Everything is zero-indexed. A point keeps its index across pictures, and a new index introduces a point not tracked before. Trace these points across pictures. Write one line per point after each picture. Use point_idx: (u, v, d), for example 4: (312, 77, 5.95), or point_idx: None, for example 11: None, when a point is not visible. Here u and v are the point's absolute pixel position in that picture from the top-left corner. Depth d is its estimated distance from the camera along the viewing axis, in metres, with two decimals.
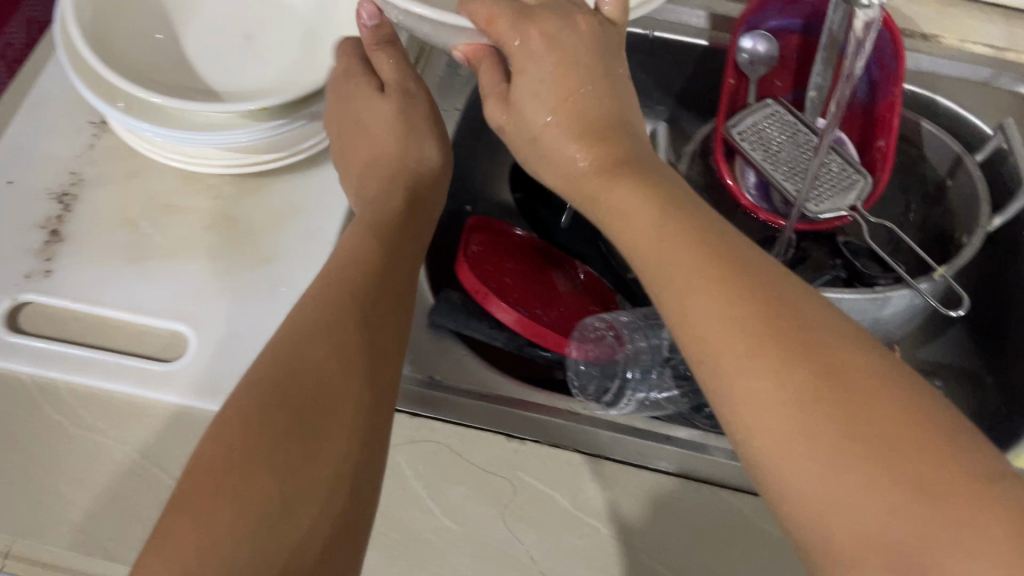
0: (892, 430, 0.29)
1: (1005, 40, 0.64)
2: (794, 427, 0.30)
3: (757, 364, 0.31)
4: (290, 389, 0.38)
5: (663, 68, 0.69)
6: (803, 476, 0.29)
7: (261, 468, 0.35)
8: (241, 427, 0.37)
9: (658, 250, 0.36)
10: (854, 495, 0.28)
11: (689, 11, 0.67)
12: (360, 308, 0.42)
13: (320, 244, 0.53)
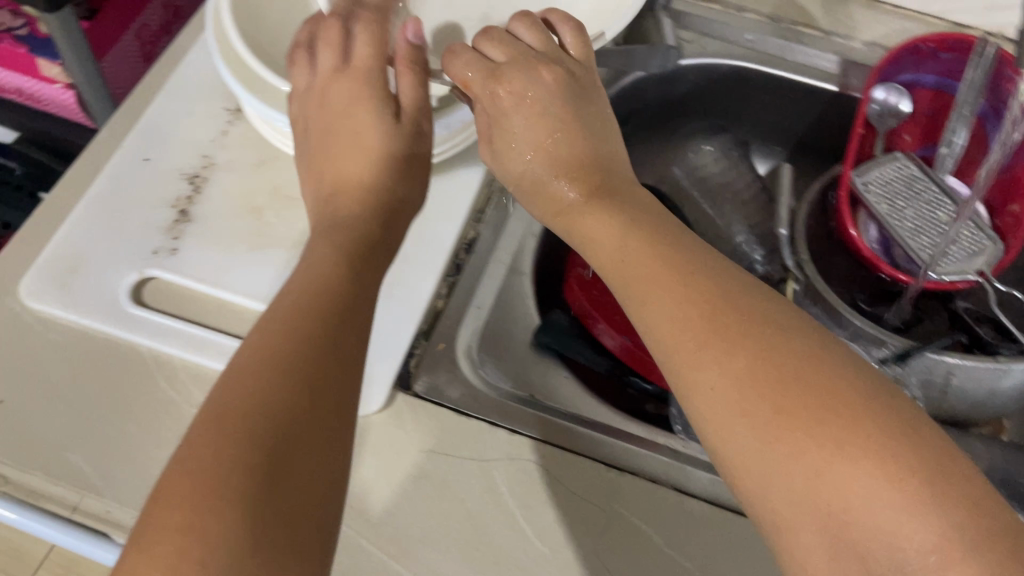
0: (811, 406, 0.32)
1: None
2: (733, 410, 0.33)
3: (709, 374, 0.34)
4: (289, 373, 0.35)
5: (786, 110, 0.68)
6: (735, 448, 0.32)
7: (262, 435, 0.33)
8: (239, 401, 0.34)
9: (624, 255, 0.40)
10: (778, 466, 0.31)
11: (821, 55, 0.66)
12: (338, 284, 0.41)
13: (437, 252, 0.55)
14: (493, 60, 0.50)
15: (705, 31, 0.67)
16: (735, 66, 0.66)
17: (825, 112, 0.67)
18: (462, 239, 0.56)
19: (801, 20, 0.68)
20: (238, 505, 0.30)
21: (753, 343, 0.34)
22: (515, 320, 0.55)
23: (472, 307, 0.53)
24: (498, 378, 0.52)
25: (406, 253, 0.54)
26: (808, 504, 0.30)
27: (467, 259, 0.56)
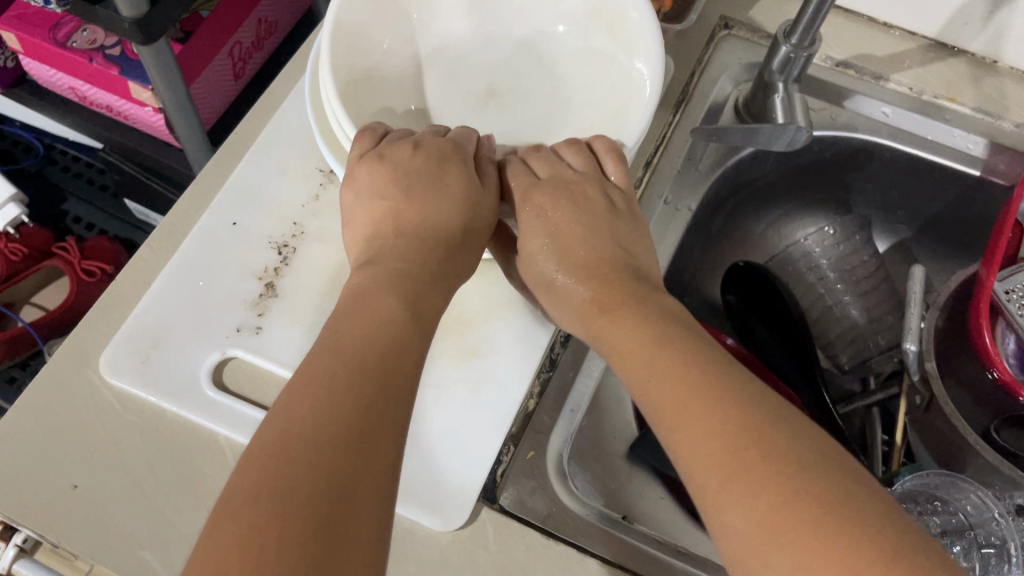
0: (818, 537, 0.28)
1: None
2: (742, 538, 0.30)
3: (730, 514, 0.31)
4: (349, 403, 0.33)
5: (919, 191, 0.62)
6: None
7: (319, 470, 0.30)
8: (298, 434, 0.31)
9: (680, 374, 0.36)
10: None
11: (966, 136, 0.60)
12: (397, 312, 0.38)
13: (532, 346, 0.51)
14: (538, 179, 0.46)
15: (837, 101, 0.62)
16: (867, 141, 0.60)
17: (964, 197, 0.60)
18: (559, 329, 0.52)
19: (945, 93, 0.61)
20: (298, 540, 0.27)
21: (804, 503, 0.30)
22: (610, 424, 0.52)
23: (566, 410, 0.50)
24: (589, 493, 0.48)
25: (500, 346, 0.51)
26: None
27: (563, 352, 0.52)
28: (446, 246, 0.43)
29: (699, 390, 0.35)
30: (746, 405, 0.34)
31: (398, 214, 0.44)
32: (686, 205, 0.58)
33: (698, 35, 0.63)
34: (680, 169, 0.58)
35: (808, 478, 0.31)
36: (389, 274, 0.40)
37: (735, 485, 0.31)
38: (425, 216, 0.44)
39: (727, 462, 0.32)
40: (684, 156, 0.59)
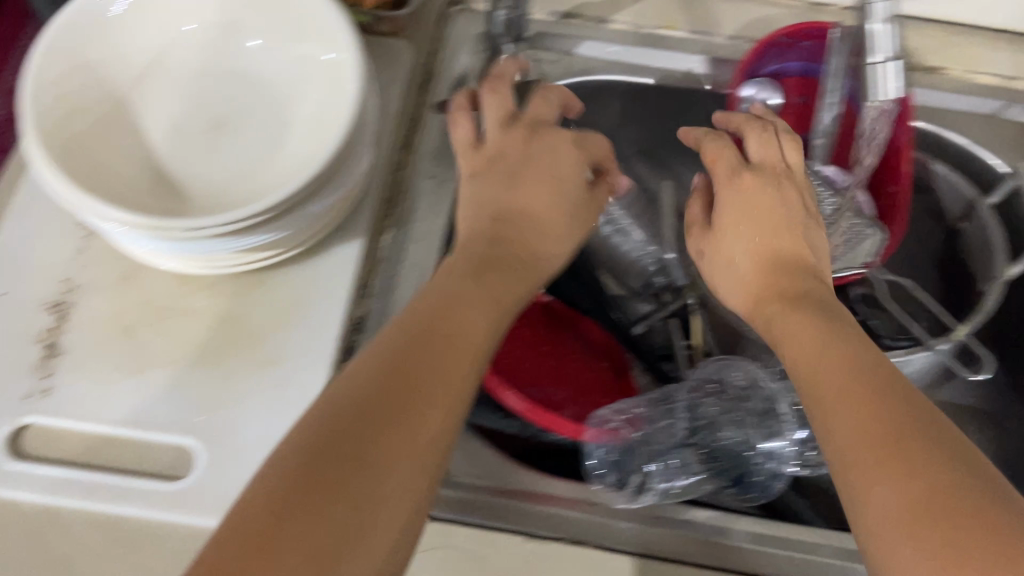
0: (929, 460, 0.32)
1: (1009, 69, 0.66)
2: (879, 481, 0.32)
3: (864, 465, 0.33)
4: (337, 428, 0.34)
5: (663, 114, 0.68)
6: (877, 516, 0.32)
7: (344, 473, 0.32)
8: (319, 433, 0.34)
9: (823, 354, 0.39)
10: (904, 533, 0.30)
11: (687, 58, 0.66)
12: (455, 314, 0.41)
13: (324, 339, 0.52)
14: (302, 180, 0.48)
15: (571, 50, 0.67)
16: (603, 81, 0.66)
17: (700, 108, 0.67)
18: (349, 319, 0.54)
19: (662, 23, 0.66)
20: (322, 537, 0.30)
21: (883, 437, 0.33)
22: None
23: None
24: None
25: (293, 350, 0.52)
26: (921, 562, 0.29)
27: (359, 338, 0.54)
28: (532, 248, 0.49)
29: (837, 364, 0.38)
30: (904, 384, 0.36)
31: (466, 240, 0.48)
32: (451, 176, 0.60)
33: (428, 15, 0.66)
34: (439, 142, 0.61)
35: (912, 426, 0.34)
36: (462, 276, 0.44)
37: (877, 447, 0.33)
38: (486, 233, 0.48)
39: (849, 401, 0.36)
40: (440, 131, 0.62)
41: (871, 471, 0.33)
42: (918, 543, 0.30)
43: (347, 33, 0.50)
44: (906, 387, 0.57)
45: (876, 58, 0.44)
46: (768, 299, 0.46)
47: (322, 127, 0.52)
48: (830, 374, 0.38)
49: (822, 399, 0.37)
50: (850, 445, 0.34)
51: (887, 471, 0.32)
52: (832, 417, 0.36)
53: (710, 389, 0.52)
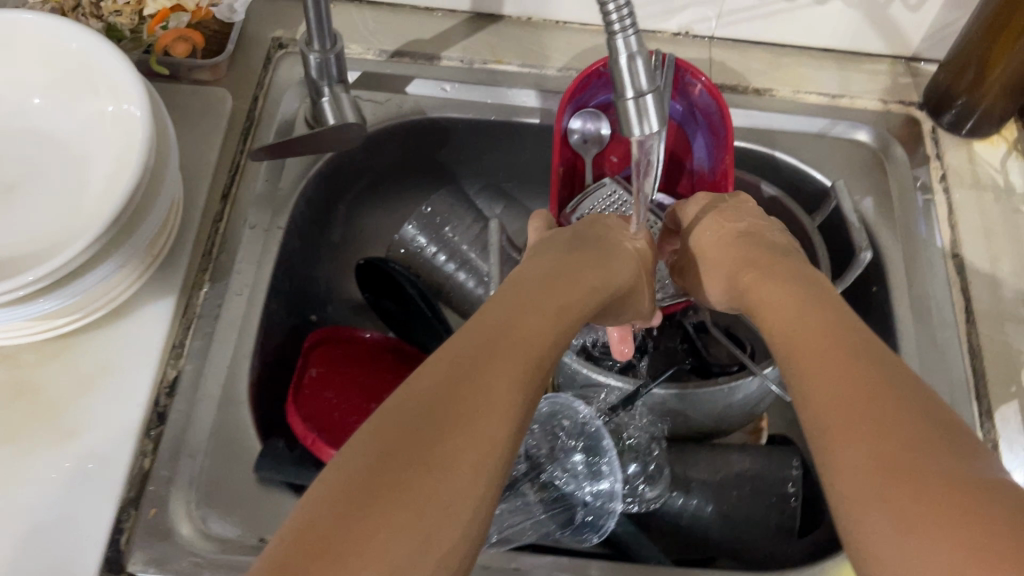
0: (877, 411, 0.34)
1: (836, 87, 0.67)
2: (852, 430, 0.34)
3: (839, 419, 0.34)
4: (411, 429, 0.32)
5: (502, 148, 0.68)
6: (840, 469, 0.33)
7: (431, 465, 0.31)
8: (394, 429, 0.32)
9: (802, 331, 0.41)
10: (883, 474, 0.31)
11: (518, 91, 0.65)
12: (502, 318, 0.40)
13: (131, 405, 0.50)
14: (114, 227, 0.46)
15: (400, 89, 0.65)
16: (437, 119, 0.65)
17: (539, 140, 0.67)
18: (161, 382, 0.52)
19: (491, 57, 0.66)
20: None
21: (894, 388, 0.35)
22: (234, 458, 0.50)
23: (183, 457, 0.50)
24: (224, 528, 0.48)
25: (97, 419, 0.49)
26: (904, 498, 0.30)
27: (170, 402, 0.51)
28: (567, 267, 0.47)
29: (817, 338, 0.40)
30: (864, 356, 0.37)
31: (572, 273, 0.46)
32: (277, 225, 0.59)
33: (254, 61, 0.64)
34: (262, 190, 0.59)
35: (908, 383, 0.35)
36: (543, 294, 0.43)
37: (853, 393, 0.35)
38: (568, 268, 0.46)
39: (838, 359, 0.37)
40: (264, 178, 0.60)
41: (843, 422, 0.34)
42: (884, 499, 0.31)
43: (136, 84, 0.49)
44: (746, 411, 0.56)
45: (630, 95, 0.37)
46: (761, 284, 0.47)
47: (111, 181, 0.50)
48: (816, 344, 0.39)
49: (812, 367, 0.38)
50: (825, 407, 0.35)
51: (859, 416, 0.34)
52: (812, 378, 0.38)
53: (545, 429, 0.54)
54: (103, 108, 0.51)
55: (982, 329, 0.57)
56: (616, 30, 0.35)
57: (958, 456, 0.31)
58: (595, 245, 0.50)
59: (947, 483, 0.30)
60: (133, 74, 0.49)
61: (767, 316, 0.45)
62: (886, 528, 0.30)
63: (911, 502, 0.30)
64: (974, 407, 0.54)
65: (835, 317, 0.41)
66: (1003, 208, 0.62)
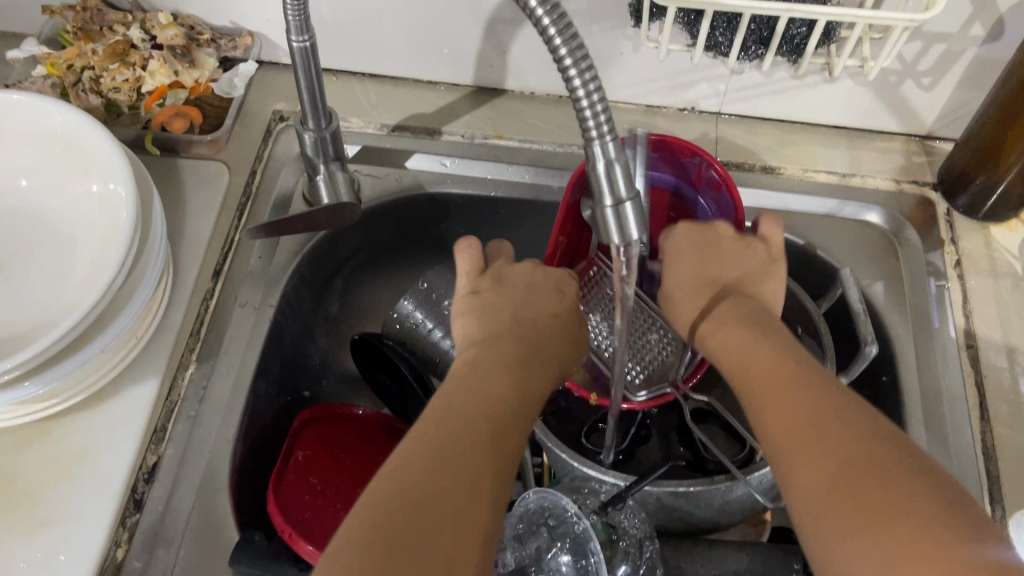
0: (822, 424, 0.39)
1: (847, 165, 0.66)
2: (796, 446, 0.39)
3: (788, 440, 0.40)
4: (407, 519, 0.35)
5: (502, 223, 0.67)
6: (795, 482, 0.38)
7: (438, 518, 0.36)
8: (390, 516, 0.35)
9: (753, 358, 0.45)
10: (825, 488, 0.37)
11: (515, 167, 0.64)
12: (460, 404, 0.43)
13: (106, 492, 0.49)
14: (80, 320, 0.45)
15: (400, 163, 0.65)
16: (435, 194, 0.64)
17: (540, 216, 0.65)
18: (140, 467, 0.50)
19: (492, 132, 0.65)
20: None
21: (827, 400, 0.40)
22: (209, 549, 0.49)
23: (159, 548, 0.48)
24: None
25: (70, 507, 0.48)
26: (853, 512, 0.35)
27: (149, 488, 0.50)
28: (515, 346, 0.51)
29: (770, 366, 0.44)
30: (813, 379, 0.42)
31: (514, 349, 0.50)
32: (268, 303, 0.58)
33: (254, 133, 0.64)
34: (254, 268, 0.59)
35: (843, 403, 0.40)
36: (491, 364, 0.48)
37: (794, 412, 0.40)
38: (513, 345, 0.51)
39: (781, 382, 0.43)
40: (258, 254, 0.59)
41: (789, 437, 0.40)
42: (831, 506, 0.36)
43: (123, 168, 0.48)
44: (746, 506, 0.53)
45: (607, 202, 0.35)
46: (716, 318, 0.51)
47: (99, 263, 0.49)
48: (764, 375, 0.44)
49: (761, 401, 0.43)
50: (778, 442, 0.40)
51: (800, 436, 0.39)
52: (761, 406, 0.43)
53: (535, 524, 0.51)
54: (91, 190, 0.51)
55: (998, 427, 0.54)
56: (593, 136, 0.34)
57: (889, 457, 0.37)
58: (530, 315, 0.54)
59: (883, 486, 0.35)
60: (122, 158, 0.49)
61: (729, 359, 0.47)
62: (835, 530, 0.35)
63: (856, 507, 0.35)
64: (988, 513, 0.51)
65: (782, 347, 0.46)
66: (1021, 296, 0.59)
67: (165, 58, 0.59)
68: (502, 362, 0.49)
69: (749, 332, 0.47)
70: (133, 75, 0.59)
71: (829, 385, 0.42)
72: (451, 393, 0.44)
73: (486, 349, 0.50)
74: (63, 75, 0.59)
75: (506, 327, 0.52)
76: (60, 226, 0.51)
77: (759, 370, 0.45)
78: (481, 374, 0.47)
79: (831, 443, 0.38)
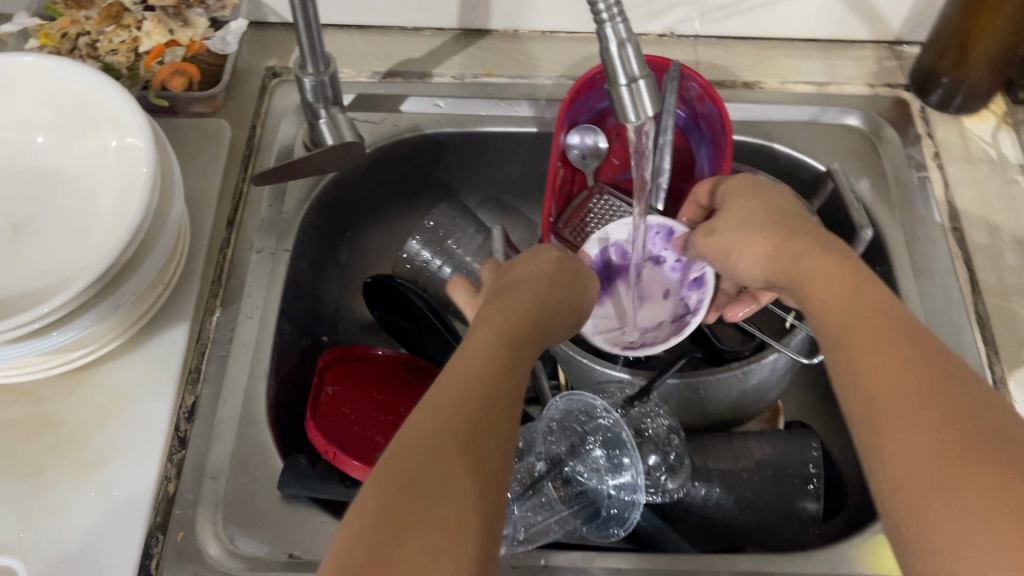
0: (926, 384, 0.35)
1: (823, 75, 0.69)
2: (892, 408, 0.35)
3: (880, 392, 0.36)
4: (414, 489, 0.33)
5: (498, 160, 0.69)
6: (890, 450, 0.34)
7: (433, 506, 0.33)
8: (398, 490, 0.33)
9: (849, 313, 0.40)
10: (918, 460, 0.33)
11: (511, 101, 0.66)
12: (470, 364, 0.40)
13: (151, 433, 0.51)
14: (113, 263, 0.47)
15: (395, 107, 0.66)
16: (433, 134, 0.66)
17: (535, 149, 0.68)
18: (180, 407, 0.52)
19: (482, 71, 0.67)
20: None
21: (927, 358, 0.36)
22: (256, 477, 0.51)
23: (207, 479, 0.50)
24: (253, 547, 0.48)
25: (120, 450, 0.50)
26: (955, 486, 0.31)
27: (190, 426, 0.52)
28: (528, 301, 0.47)
29: (863, 309, 0.40)
30: (906, 329, 0.38)
31: (519, 303, 0.47)
32: (283, 247, 0.59)
33: (250, 92, 0.66)
34: (266, 217, 0.60)
35: (957, 375, 0.35)
36: (488, 327, 0.44)
37: (885, 364, 0.37)
38: (522, 301, 0.47)
39: (873, 327, 0.39)
40: (267, 203, 0.61)
41: (887, 394, 0.36)
42: (952, 497, 0.31)
43: (137, 118, 0.49)
44: (758, 398, 0.56)
45: (621, 81, 0.37)
46: (771, 252, 0.47)
47: (121, 214, 0.51)
48: (861, 333, 0.39)
49: (847, 345, 0.39)
50: (872, 396, 0.36)
51: (892, 393, 0.35)
52: (848, 354, 0.39)
53: (567, 426, 0.54)
54: (105, 144, 0.52)
55: (988, 299, 0.58)
56: (605, 19, 0.36)
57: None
58: (526, 278, 0.50)
59: (1014, 483, 0.30)
60: (135, 108, 0.50)
61: (799, 287, 0.44)
62: (938, 511, 0.31)
63: (984, 501, 0.30)
64: (988, 374, 0.54)
65: (869, 294, 0.41)
66: (997, 179, 0.63)
67: (159, 19, 0.60)
68: (512, 320, 0.45)
69: (808, 252, 0.45)
70: (130, 36, 0.60)
71: (920, 338, 0.38)
72: (464, 356, 0.42)
73: (499, 310, 0.47)
74: (58, 45, 0.60)
75: (519, 286, 0.49)
76: (78, 183, 0.53)
77: (829, 301, 0.41)
78: (494, 334, 0.43)
79: (929, 409, 0.34)
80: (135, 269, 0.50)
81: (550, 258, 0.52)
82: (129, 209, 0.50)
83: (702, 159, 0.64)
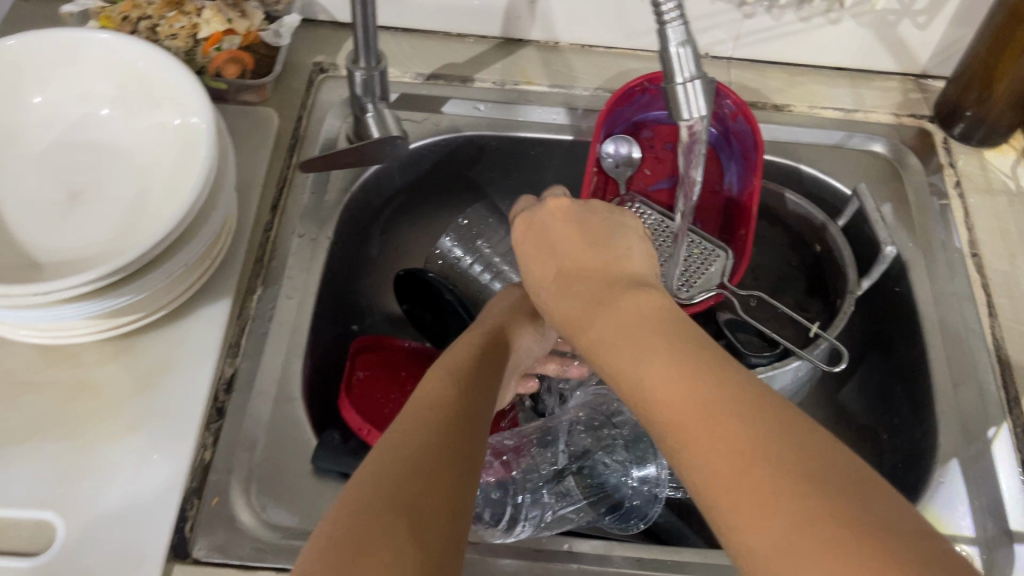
0: (732, 406, 0.31)
1: (850, 102, 0.71)
2: (697, 437, 0.31)
3: (688, 417, 0.32)
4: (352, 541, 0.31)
5: (532, 164, 0.71)
6: (715, 481, 0.29)
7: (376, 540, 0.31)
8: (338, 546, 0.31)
9: (645, 342, 0.36)
10: (751, 488, 0.28)
11: (549, 109, 0.69)
12: (420, 415, 0.39)
13: (189, 402, 0.52)
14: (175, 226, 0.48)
15: (436, 108, 0.69)
16: (472, 136, 0.68)
17: (569, 156, 0.70)
18: (219, 379, 0.53)
19: (523, 79, 0.70)
20: None
21: (723, 378, 0.32)
22: (289, 451, 0.52)
23: (242, 450, 0.51)
24: (283, 516, 0.49)
25: (159, 416, 0.51)
26: (798, 522, 0.27)
27: (228, 398, 0.53)
28: (487, 357, 0.48)
29: (666, 338, 0.36)
30: (709, 355, 0.34)
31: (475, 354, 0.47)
32: (324, 234, 0.61)
33: (297, 85, 0.68)
34: (308, 204, 0.62)
35: (751, 399, 0.32)
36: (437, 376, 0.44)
37: (689, 382, 0.33)
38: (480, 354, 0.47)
39: (663, 350, 0.35)
40: (310, 191, 0.63)
41: (689, 418, 0.31)
42: (798, 533, 0.27)
43: (200, 98, 0.51)
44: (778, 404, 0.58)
45: (678, 80, 0.40)
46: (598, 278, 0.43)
47: (175, 186, 0.52)
48: (653, 361, 0.35)
49: (644, 377, 0.34)
50: (680, 425, 0.32)
51: (701, 412, 0.31)
52: (645, 380, 0.34)
53: (594, 424, 0.57)
54: (167, 119, 0.54)
55: (1004, 322, 0.60)
56: (668, 19, 0.38)
57: (857, 482, 0.28)
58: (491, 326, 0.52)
59: (839, 515, 0.27)
60: (199, 88, 0.52)
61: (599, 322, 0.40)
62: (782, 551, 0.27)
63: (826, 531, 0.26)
64: (1004, 394, 0.56)
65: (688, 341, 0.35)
66: (1017, 211, 0.65)
67: (218, 8, 0.63)
68: (475, 372, 0.45)
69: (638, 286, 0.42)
70: (189, 22, 0.62)
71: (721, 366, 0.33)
72: (423, 404, 0.41)
73: (456, 359, 0.47)
74: (117, 28, 0.62)
75: (477, 340, 0.50)
76: (136, 154, 0.54)
77: (632, 324, 0.38)
78: (446, 385, 0.43)
79: (746, 429, 0.30)
80: (193, 238, 0.51)
81: (503, 307, 0.54)
82: (184, 181, 0.52)
83: (730, 173, 0.65)
